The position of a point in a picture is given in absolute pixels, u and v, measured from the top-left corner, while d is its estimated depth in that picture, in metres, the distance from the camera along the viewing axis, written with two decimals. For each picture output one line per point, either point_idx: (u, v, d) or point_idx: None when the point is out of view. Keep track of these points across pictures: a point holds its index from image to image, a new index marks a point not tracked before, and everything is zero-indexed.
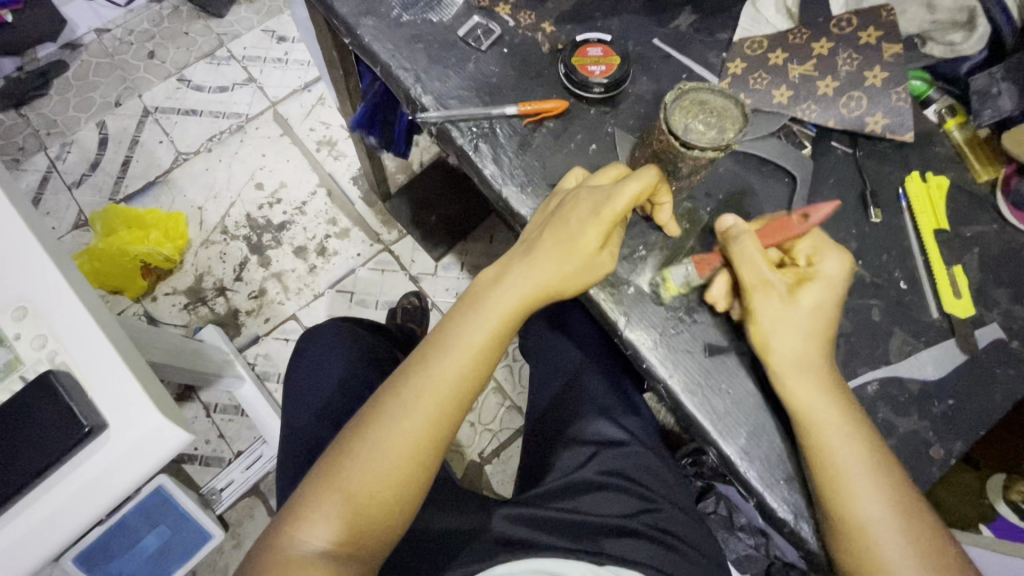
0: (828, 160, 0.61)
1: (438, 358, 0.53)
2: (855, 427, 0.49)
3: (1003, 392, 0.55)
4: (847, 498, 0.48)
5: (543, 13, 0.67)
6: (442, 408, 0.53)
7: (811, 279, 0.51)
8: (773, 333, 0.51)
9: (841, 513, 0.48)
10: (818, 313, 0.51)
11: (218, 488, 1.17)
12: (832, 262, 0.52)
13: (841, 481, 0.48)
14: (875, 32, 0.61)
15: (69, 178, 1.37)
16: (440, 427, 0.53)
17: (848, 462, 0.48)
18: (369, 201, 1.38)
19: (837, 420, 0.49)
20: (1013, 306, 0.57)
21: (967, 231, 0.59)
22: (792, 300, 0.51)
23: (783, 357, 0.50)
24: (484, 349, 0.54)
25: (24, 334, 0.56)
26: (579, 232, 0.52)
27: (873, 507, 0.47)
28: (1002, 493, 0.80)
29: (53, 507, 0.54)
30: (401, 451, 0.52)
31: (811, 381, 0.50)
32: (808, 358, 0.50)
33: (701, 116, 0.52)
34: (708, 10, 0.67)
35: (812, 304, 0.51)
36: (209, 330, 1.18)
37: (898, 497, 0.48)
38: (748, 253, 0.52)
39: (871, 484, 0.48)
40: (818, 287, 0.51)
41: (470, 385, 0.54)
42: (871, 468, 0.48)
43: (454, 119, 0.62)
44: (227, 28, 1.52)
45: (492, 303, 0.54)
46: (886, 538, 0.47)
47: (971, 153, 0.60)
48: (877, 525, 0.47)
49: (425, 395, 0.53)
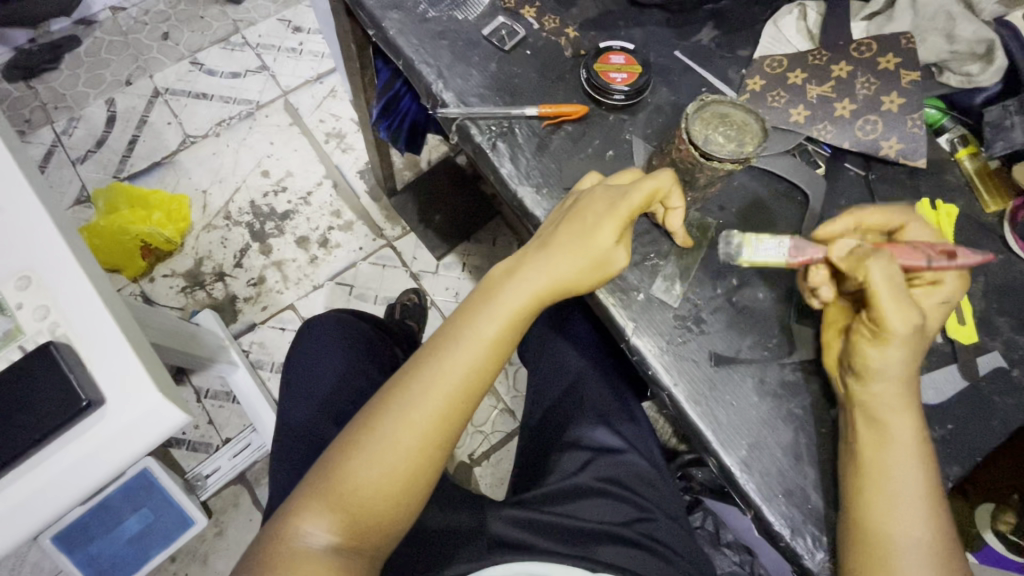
0: (840, 182, 0.62)
1: (448, 352, 0.53)
2: (921, 445, 0.49)
3: (1001, 419, 0.55)
4: (882, 515, 0.48)
5: (567, 18, 0.68)
6: (450, 402, 0.53)
7: (934, 299, 0.50)
8: (887, 366, 0.49)
9: (872, 530, 0.48)
10: (927, 337, 0.50)
11: (204, 475, 1.15)
12: (954, 276, 0.50)
13: (888, 501, 0.48)
14: (894, 58, 0.62)
15: (74, 153, 1.37)
16: (450, 418, 0.53)
17: (903, 483, 0.48)
18: (374, 195, 1.38)
19: (910, 442, 0.49)
20: (1015, 335, 0.57)
21: (973, 259, 0.60)
22: (921, 325, 0.49)
23: (897, 373, 0.49)
24: (494, 344, 0.54)
25: (26, 304, 0.56)
26: (593, 232, 0.52)
27: (911, 527, 0.48)
28: (991, 523, 0.84)
29: (44, 480, 0.53)
30: (407, 444, 0.52)
31: (903, 398, 0.50)
32: (908, 370, 0.50)
33: (721, 128, 0.53)
34: (730, 27, 0.68)
35: (935, 326, 0.50)
36: (207, 315, 1.17)
37: (938, 521, 0.48)
38: (890, 276, 0.47)
39: (916, 505, 0.48)
40: (938, 312, 0.50)
41: (479, 379, 0.54)
42: (924, 490, 0.48)
43: (473, 117, 0.63)
44: (243, 14, 1.52)
45: (503, 299, 0.54)
46: (918, 559, 0.47)
47: (981, 183, 0.62)
48: (913, 546, 0.48)
49: (436, 385, 0.53)
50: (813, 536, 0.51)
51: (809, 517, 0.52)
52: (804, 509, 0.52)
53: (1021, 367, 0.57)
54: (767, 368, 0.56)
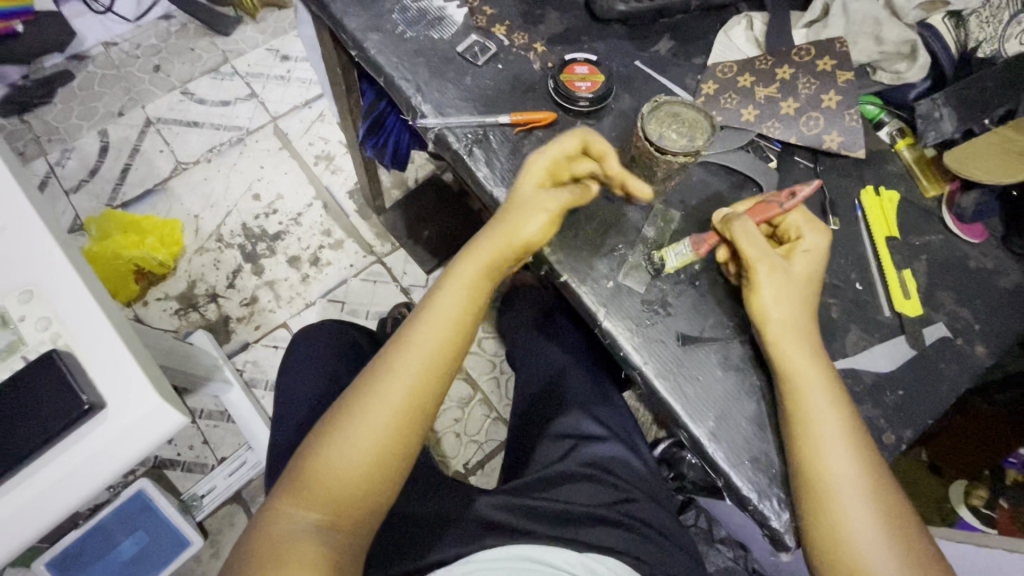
0: (790, 175, 0.67)
1: (414, 334, 0.58)
2: (836, 393, 0.54)
3: (948, 385, 0.59)
4: (818, 462, 0.52)
5: (535, 34, 0.73)
6: (419, 383, 0.57)
7: (800, 251, 0.58)
8: (770, 306, 0.56)
9: (812, 480, 0.52)
10: (803, 279, 0.57)
11: (199, 495, 1.16)
12: (815, 238, 0.58)
13: (824, 452, 0.52)
14: (831, 60, 0.67)
15: (68, 183, 1.41)
16: (419, 399, 0.57)
17: (828, 427, 0.53)
18: (363, 214, 1.42)
19: (826, 393, 0.54)
20: (957, 308, 0.62)
21: (916, 240, 0.65)
22: (784, 266, 0.57)
23: (787, 321, 0.56)
24: (453, 329, 0.59)
25: (28, 316, 0.59)
26: (528, 214, 0.58)
27: (847, 472, 0.51)
28: (964, 498, 0.89)
29: (45, 485, 0.56)
30: (380, 425, 0.55)
31: (807, 350, 0.55)
32: (799, 321, 0.56)
33: (674, 126, 0.58)
34: (685, 38, 0.74)
35: (802, 273, 0.57)
36: (201, 336, 1.20)
37: (867, 460, 0.52)
38: (747, 231, 0.57)
39: (847, 450, 0.52)
40: (801, 257, 0.58)
41: (444, 362, 0.58)
42: (848, 436, 0.53)
43: (450, 126, 0.68)
44: (232, 45, 1.59)
45: (455, 284, 0.59)
46: (855, 501, 0.51)
47: (919, 170, 0.67)
48: (848, 488, 0.51)
49: (406, 370, 0.57)
50: (779, 499, 0.54)
51: (774, 482, 0.55)
52: (769, 474, 0.55)
53: (964, 337, 0.61)
54: (727, 345, 0.60)
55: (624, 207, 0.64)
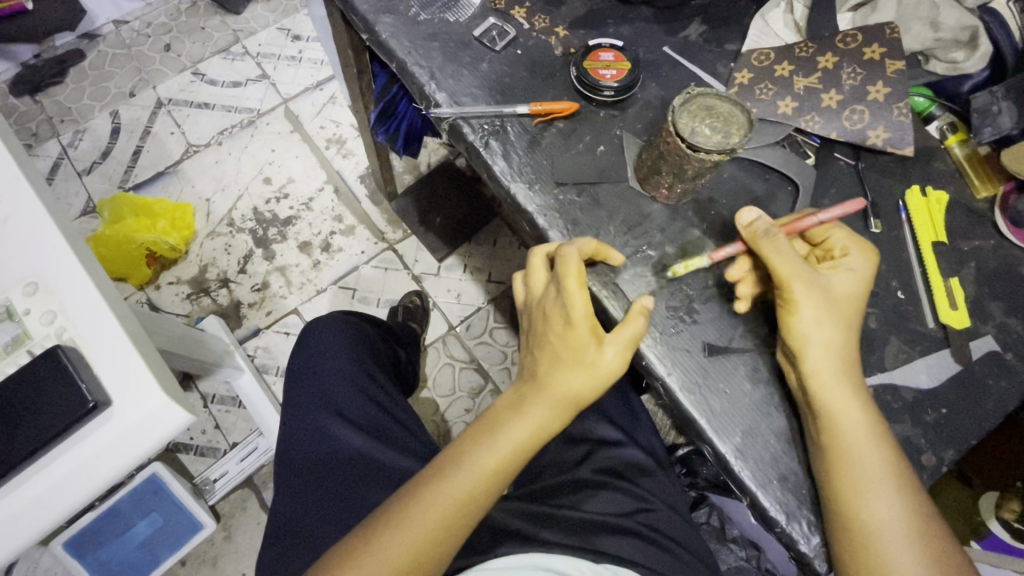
0: (829, 172, 0.63)
1: (494, 429, 0.55)
2: (876, 421, 0.51)
3: (995, 401, 0.55)
4: (860, 500, 0.49)
5: (556, 17, 0.69)
6: (481, 485, 0.54)
7: (839, 266, 0.53)
8: (810, 329, 0.51)
9: (848, 511, 0.49)
10: (847, 299, 0.52)
11: (212, 479, 1.16)
12: (855, 262, 0.53)
13: (862, 483, 0.49)
14: (880, 48, 0.62)
15: (80, 165, 1.39)
16: (476, 502, 0.54)
17: (868, 458, 0.49)
18: (375, 199, 1.39)
19: (864, 421, 0.50)
20: (1007, 319, 0.58)
21: (965, 245, 0.60)
22: (823, 285, 0.52)
23: (830, 343, 0.51)
24: (527, 443, 0.55)
25: (33, 310, 0.57)
26: (592, 356, 0.53)
27: (889, 508, 0.48)
28: (994, 512, 0.86)
29: (50, 484, 0.54)
30: (433, 519, 0.52)
31: (845, 374, 0.51)
32: (838, 343, 0.52)
33: (707, 120, 0.54)
34: (718, 21, 0.69)
35: (844, 290, 0.52)
36: (211, 321, 1.18)
37: (912, 500, 0.49)
38: (780, 249, 0.52)
39: (888, 482, 0.49)
40: (841, 272, 0.53)
41: (508, 472, 0.55)
42: (890, 468, 0.49)
43: (466, 115, 0.64)
44: (243, 24, 1.55)
45: (531, 395, 0.55)
46: (900, 540, 0.48)
47: (970, 168, 0.62)
48: (894, 528, 0.48)
49: (476, 468, 0.54)
50: (809, 521, 0.52)
51: (804, 503, 0.52)
52: (798, 494, 0.52)
53: (1015, 351, 0.57)
54: (756, 357, 0.56)
55: (649, 206, 0.61)
